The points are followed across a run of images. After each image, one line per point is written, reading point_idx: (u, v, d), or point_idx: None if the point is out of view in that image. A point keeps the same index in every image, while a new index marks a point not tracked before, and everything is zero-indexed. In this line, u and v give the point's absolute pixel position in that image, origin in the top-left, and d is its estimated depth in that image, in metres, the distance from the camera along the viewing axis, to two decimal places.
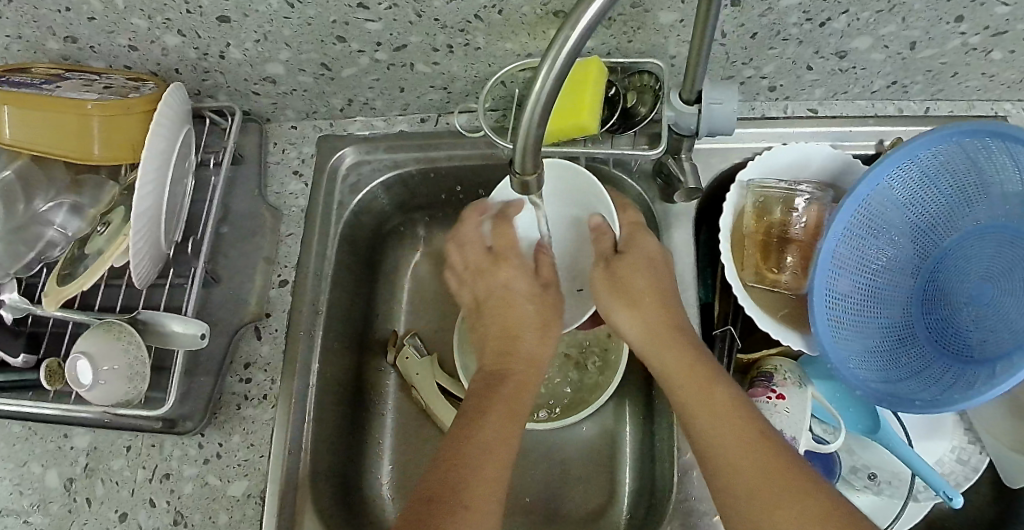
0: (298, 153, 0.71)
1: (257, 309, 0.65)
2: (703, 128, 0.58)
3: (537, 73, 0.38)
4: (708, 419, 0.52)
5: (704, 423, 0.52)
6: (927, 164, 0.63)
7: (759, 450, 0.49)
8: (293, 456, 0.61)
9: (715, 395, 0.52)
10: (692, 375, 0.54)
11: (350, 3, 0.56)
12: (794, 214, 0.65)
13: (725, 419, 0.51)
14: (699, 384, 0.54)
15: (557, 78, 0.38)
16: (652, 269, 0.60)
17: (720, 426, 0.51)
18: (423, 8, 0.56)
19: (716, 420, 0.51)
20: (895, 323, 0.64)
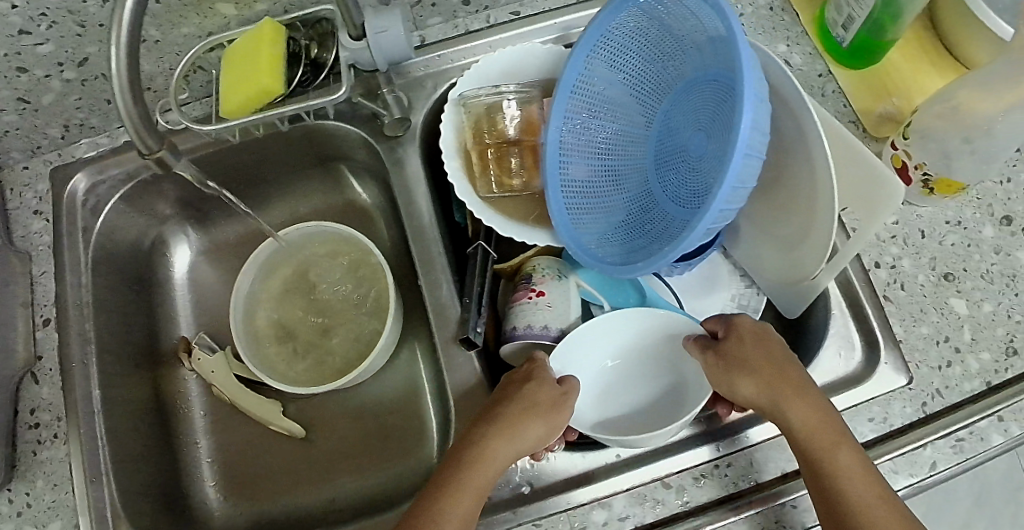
0: (35, 193, 0.70)
1: (28, 355, 0.65)
2: (380, 57, 0.60)
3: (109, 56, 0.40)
4: (761, 380, 0.55)
5: (759, 384, 0.55)
6: (623, 35, 0.63)
7: (808, 398, 0.54)
8: (98, 481, 0.62)
9: (792, 382, 0.55)
10: (771, 367, 0.56)
11: (10, 32, 0.58)
12: (507, 117, 0.65)
13: (806, 395, 0.54)
14: (788, 377, 0.55)
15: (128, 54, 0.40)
16: (766, 344, 0.58)
17: (805, 407, 0.53)
18: (81, 16, 0.58)
19: (796, 403, 0.54)
20: (635, 193, 0.65)
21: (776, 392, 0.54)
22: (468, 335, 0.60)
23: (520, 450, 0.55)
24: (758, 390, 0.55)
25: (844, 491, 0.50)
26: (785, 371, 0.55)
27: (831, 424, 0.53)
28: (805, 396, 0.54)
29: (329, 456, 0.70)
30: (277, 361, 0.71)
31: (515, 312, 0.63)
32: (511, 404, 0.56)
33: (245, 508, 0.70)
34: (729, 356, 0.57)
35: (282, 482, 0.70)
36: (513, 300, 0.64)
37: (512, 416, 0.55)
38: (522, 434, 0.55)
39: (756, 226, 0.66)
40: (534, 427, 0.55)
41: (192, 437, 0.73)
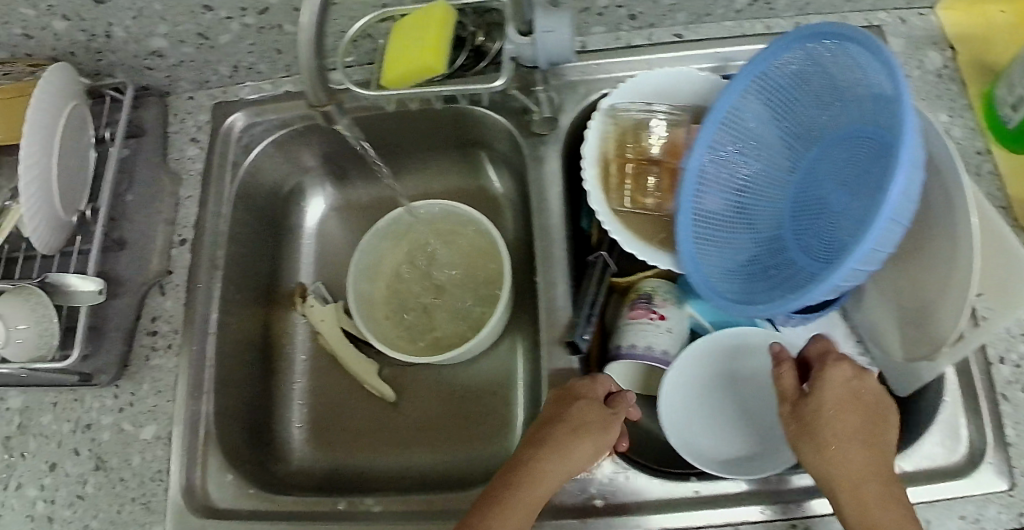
0: (195, 121, 0.76)
1: (160, 268, 0.71)
2: (541, 57, 0.60)
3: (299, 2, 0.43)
4: (835, 434, 0.50)
5: (828, 438, 0.50)
6: (779, 76, 0.63)
7: (839, 450, 0.49)
8: (197, 397, 0.67)
9: (846, 435, 0.50)
10: (852, 418, 0.50)
11: None
12: (652, 136, 0.67)
13: (854, 448, 0.49)
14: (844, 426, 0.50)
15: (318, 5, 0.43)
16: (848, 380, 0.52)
17: (854, 461, 0.49)
18: None
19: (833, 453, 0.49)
20: (762, 235, 0.65)
21: (819, 440, 0.50)
22: (575, 340, 0.61)
23: (572, 470, 0.53)
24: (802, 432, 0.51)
25: None
26: (848, 416, 0.50)
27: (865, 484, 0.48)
28: (845, 451, 0.49)
29: (411, 422, 0.73)
30: (384, 325, 0.74)
31: (631, 331, 0.64)
32: (558, 425, 0.55)
33: (320, 454, 0.73)
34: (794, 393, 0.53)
35: (360, 435, 0.73)
36: (628, 317, 0.65)
37: (572, 444, 0.54)
38: (575, 457, 0.54)
39: (887, 295, 0.63)
40: (594, 443, 0.54)
41: (287, 374, 0.77)
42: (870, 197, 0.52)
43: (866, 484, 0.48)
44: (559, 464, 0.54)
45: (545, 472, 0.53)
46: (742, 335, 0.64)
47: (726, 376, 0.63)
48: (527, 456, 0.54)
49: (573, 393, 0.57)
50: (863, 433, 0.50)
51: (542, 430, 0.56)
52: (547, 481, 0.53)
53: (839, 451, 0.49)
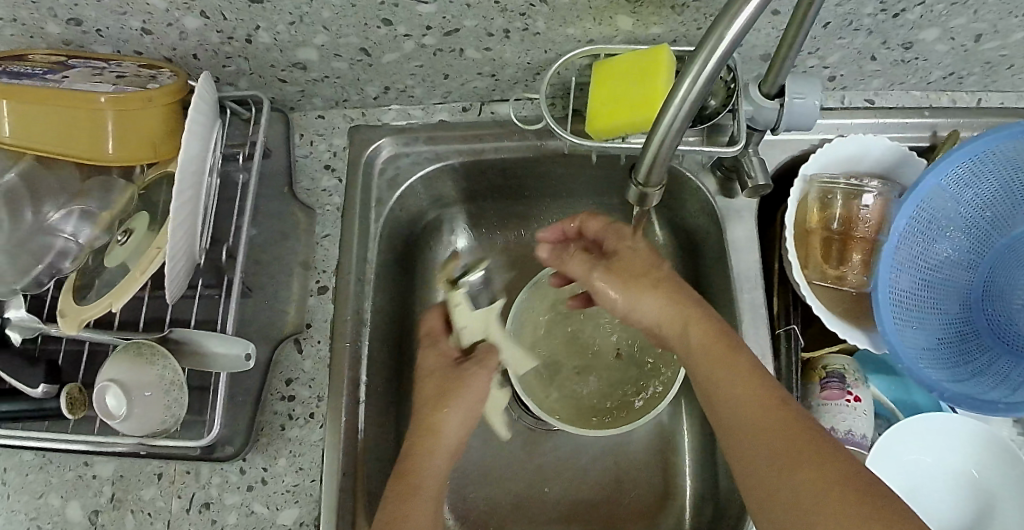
0: (328, 146, 0.65)
1: (296, 320, 0.60)
2: (782, 123, 0.56)
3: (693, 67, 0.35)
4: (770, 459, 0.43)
5: (759, 457, 0.44)
6: (993, 160, 0.62)
7: (774, 474, 0.43)
8: (348, 477, 0.57)
9: (777, 464, 0.43)
10: (774, 439, 0.44)
11: None
12: (860, 209, 0.64)
13: (789, 488, 0.42)
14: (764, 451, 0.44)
15: (709, 75, 0.35)
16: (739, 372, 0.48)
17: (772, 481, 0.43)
18: None
19: (762, 454, 0.44)
20: (953, 316, 0.63)
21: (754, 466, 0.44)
22: None
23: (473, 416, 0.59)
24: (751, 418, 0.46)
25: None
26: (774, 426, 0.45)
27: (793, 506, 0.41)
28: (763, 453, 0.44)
29: (559, 499, 0.67)
30: (535, 383, 0.70)
31: (828, 413, 0.61)
32: (704, 324, 0.51)
33: None
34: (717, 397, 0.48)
35: (506, 508, 0.66)
36: (819, 396, 0.62)
37: (733, 372, 0.48)
38: (750, 400, 0.46)
39: None
40: (457, 376, 0.60)
41: None
42: None
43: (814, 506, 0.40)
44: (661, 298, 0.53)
45: (750, 406, 0.46)
46: (950, 425, 0.62)
47: (933, 460, 0.62)
48: (724, 374, 0.48)
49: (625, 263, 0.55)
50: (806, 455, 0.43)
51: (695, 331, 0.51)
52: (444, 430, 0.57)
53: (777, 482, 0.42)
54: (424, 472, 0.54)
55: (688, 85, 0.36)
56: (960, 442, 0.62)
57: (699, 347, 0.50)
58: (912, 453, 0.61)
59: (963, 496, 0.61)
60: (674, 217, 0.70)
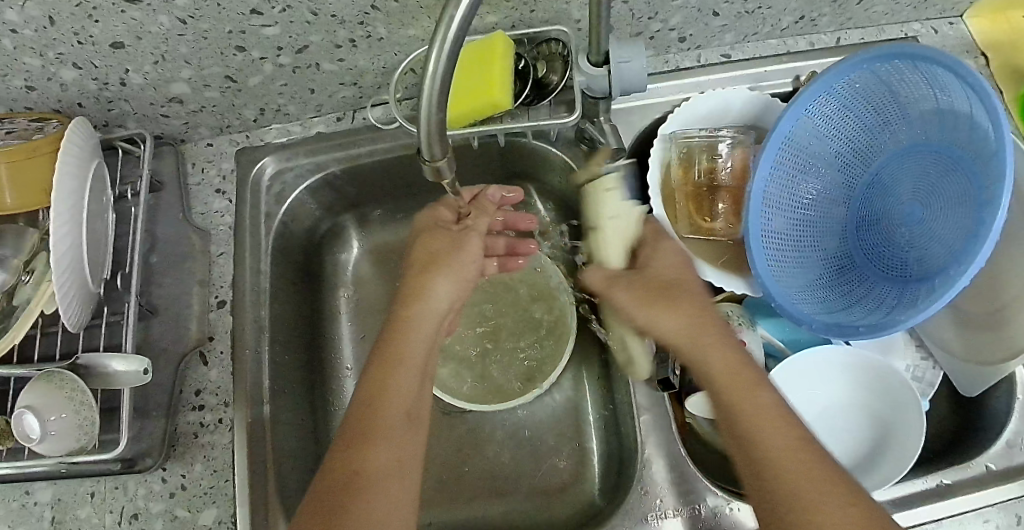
0: (218, 170, 0.70)
1: (199, 334, 0.65)
2: (616, 88, 0.59)
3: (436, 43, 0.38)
4: (779, 445, 0.43)
5: (765, 456, 0.43)
6: (843, 95, 0.64)
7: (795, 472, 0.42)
8: (257, 474, 0.60)
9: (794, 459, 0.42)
10: (782, 441, 0.43)
11: (243, 10, 0.56)
12: (719, 160, 0.65)
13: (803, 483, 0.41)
14: (779, 449, 0.43)
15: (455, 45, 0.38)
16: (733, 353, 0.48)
17: (787, 475, 0.42)
18: (317, 5, 0.56)
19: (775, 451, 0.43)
20: (831, 252, 0.66)
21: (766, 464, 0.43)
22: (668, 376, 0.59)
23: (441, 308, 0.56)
24: (753, 412, 0.44)
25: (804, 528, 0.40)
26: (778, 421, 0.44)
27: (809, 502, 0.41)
28: (781, 448, 0.43)
29: (478, 477, 0.68)
30: (443, 367, 0.72)
31: None
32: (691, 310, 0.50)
33: None
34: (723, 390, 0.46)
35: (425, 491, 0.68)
36: None
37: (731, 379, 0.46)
38: (755, 397, 0.45)
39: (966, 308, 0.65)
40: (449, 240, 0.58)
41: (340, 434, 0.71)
42: (971, 210, 0.56)
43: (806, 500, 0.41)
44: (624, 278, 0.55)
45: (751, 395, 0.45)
46: (830, 359, 0.64)
47: (820, 394, 0.64)
48: (730, 372, 0.46)
49: (657, 267, 0.54)
50: (807, 460, 0.42)
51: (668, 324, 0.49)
52: (411, 339, 0.53)
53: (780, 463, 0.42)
54: (400, 389, 0.51)
55: (435, 68, 0.39)
56: (846, 375, 0.64)
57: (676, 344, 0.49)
58: (798, 392, 0.63)
59: (854, 425, 0.63)
60: (554, 193, 0.72)
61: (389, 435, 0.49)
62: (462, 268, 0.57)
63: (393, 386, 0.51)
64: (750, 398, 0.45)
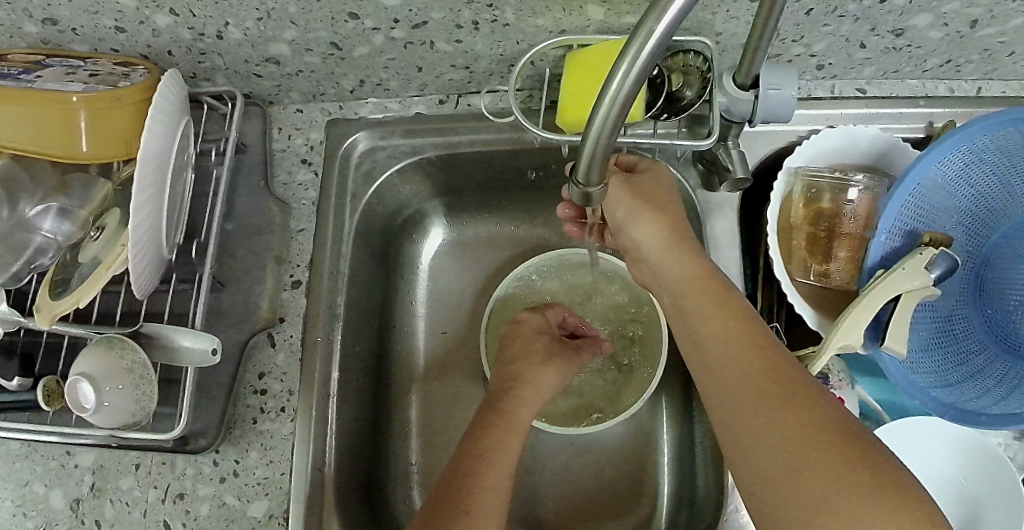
0: (306, 139, 0.66)
1: (270, 314, 0.61)
2: (758, 115, 0.55)
3: (615, 71, 0.34)
4: (714, 315, 0.50)
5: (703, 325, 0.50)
6: (982, 150, 0.59)
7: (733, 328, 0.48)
8: (317, 472, 0.56)
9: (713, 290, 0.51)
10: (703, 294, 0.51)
11: None
12: (845, 205, 0.62)
13: (728, 328, 0.49)
14: (715, 311, 0.50)
15: (638, 76, 0.34)
16: (672, 190, 0.58)
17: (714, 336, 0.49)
18: None
19: (716, 326, 0.49)
20: (946, 314, 0.60)
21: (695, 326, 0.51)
22: None
23: (545, 398, 0.59)
24: (685, 279, 0.53)
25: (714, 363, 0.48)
26: (715, 285, 0.52)
27: (737, 342, 0.48)
28: (724, 324, 0.49)
29: (533, 497, 0.65)
30: None
31: None
32: (664, 218, 0.55)
33: None
34: (631, 220, 0.56)
35: None
36: None
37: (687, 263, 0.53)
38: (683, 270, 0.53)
39: None
40: (547, 354, 0.61)
41: (399, 432, 0.67)
42: None
43: (712, 342, 0.49)
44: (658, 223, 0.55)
45: (693, 276, 0.53)
46: (936, 430, 0.59)
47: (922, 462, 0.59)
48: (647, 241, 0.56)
49: (649, 179, 0.57)
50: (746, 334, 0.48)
51: (636, 219, 0.56)
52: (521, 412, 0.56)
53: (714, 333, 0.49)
54: (507, 449, 0.52)
55: (614, 89, 0.35)
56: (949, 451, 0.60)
57: (728, 329, 0.49)
58: (903, 457, 0.58)
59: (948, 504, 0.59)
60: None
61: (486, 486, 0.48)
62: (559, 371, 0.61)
63: (495, 446, 0.51)
64: (681, 274, 0.53)
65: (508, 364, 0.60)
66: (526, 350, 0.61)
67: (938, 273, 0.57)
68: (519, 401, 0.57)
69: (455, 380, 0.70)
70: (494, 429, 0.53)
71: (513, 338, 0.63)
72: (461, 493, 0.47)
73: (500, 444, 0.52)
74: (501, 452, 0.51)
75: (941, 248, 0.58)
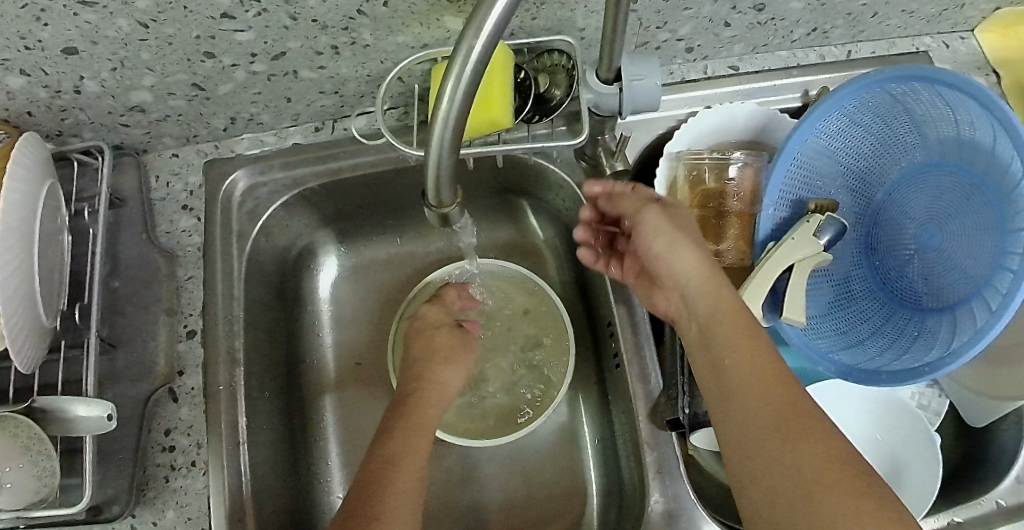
0: (184, 184, 0.65)
1: (167, 369, 0.60)
2: (626, 107, 0.55)
3: (445, 89, 0.34)
4: (738, 356, 0.43)
5: (727, 362, 0.43)
6: (854, 114, 0.61)
7: (757, 374, 0.41)
8: (237, 523, 0.55)
9: (736, 326, 0.44)
10: (731, 334, 0.44)
11: (213, 15, 0.49)
12: (729, 182, 0.62)
13: (755, 375, 0.41)
14: (742, 347, 0.43)
15: (469, 92, 0.34)
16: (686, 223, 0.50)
17: (737, 386, 0.42)
18: (297, 9, 0.49)
19: (737, 361, 0.42)
20: (842, 275, 0.63)
21: (716, 351, 0.44)
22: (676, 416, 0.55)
23: (452, 393, 0.58)
24: (707, 308, 0.46)
25: (734, 409, 0.41)
26: (738, 319, 0.45)
27: (762, 392, 0.40)
28: (739, 366, 0.42)
29: (470, 510, 0.65)
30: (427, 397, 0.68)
31: None
32: (690, 245, 0.48)
33: None
34: (659, 238, 0.49)
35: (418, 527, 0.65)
36: None
37: (717, 299, 0.46)
38: (708, 303, 0.46)
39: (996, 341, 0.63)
40: (446, 354, 0.59)
41: (323, 466, 0.67)
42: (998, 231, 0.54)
43: (739, 388, 0.41)
44: (688, 251, 0.48)
45: (718, 310, 0.45)
46: (845, 393, 0.63)
47: (836, 424, 0.62)
48: (670, 265, 0.49)
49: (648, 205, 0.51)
50: (784, 387, 0.41)
51: (674, 233, 0.49)
52: (430, 411, 0.55)
53: (741, 373, 0.42)
54: (414, 452, 0.50)
55: (446, 107, 0.35)
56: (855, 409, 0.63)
57: (754, 373, 0.42)
58: None
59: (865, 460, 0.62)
60: (548, 208, 0.68)
61: (394, 500, 0.46)
62: (467, 361, 0.60)
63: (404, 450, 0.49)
64: (705, 302, 0.46)
65: (411, 363, 0.58)
66: (420, 347, 0.59)
67: (828, 239, 0.59)
68: (426, 394, 0.56)
69: (375, 405, 0.69)
70: (403, 435, 0.51)
71: (414, 338, 0.61)
72: (369, 501, 0.45)
73: (408, 447, 0.50)
74: (409, 454, 0.49)
75: (828, 215, 0.60)
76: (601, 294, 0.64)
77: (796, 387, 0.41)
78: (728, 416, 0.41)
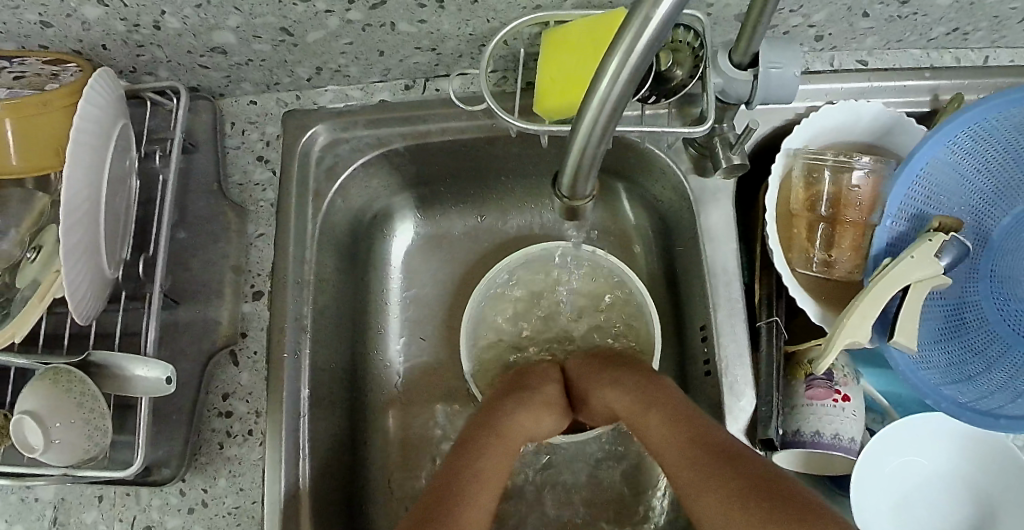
0: (261, 134, 0.61)
1: (230, 329, 0.56)
2: (757, 96, 0.50)
3: (606, 67, 0.29)
4: (684, 462, 0.49)
5: (680, 471, 0.49)
6: (997, 128, 0.55)
7: (703, 469, 0.47)
8: (291, 503, 0.51)
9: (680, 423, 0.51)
10: (674, 441, 0.50)
11: None
12: (849, 188, 0.58)
13: (704, 470, 0.47)
14: (687, 449, 0.49)
15: (633, 73, 0.29)
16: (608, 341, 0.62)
17: (700, 489, 0.47)
18: None
19: (685, 459, 0.49)
20: (957, 303, 0.57)
21: (673, 469, 0.49)
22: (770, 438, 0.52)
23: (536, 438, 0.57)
24: (650, 426, 0.52)
25: (698, 506, 0.47)
26: (681, 423, 0.51)
27: (715, 485, 0.46)
28: (688, 466, 0.48)
29: None
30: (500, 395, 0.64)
31: (813, 413, 0.55)
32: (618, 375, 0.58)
33: None
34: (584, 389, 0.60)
35: None
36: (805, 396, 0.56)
37: (650, 417, 0.53)
38: (653, 428, 0.52)
39: None
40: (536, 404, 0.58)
41: (378, 442, 0.64)
42: None
43: (693, 488, 0.47)
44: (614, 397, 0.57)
45: (657, 424, 0.52)
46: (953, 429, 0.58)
47: (935, 459, 0.57)
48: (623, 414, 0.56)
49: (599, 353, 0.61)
50: (728, 470, 0.46)
51: (608, 368, 0.59)
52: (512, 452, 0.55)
53: (689, 471, 0.48)
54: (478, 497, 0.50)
55: (605, 88, 0.30)
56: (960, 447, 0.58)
57: (699, 468, 0.47)
58: (914, 453, 0.57)
59: (959, 503, 0.57)
60: (644, 194, 0.64)
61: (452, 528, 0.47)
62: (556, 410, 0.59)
63: (487, 466, 0.53)
64: (650, 426, 0.53)
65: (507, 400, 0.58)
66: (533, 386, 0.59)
67: (948, 261, 0.54)
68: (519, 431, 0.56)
69: (437, 385, 0.66)
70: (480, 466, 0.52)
71: (516, 380, 0.60)
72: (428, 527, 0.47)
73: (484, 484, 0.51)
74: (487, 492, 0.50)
75: (952, 235, 0.53)
76: (692, 294, 0.60)
77: (734, 463, 0.47)
78: (698, 512, 0.47)
